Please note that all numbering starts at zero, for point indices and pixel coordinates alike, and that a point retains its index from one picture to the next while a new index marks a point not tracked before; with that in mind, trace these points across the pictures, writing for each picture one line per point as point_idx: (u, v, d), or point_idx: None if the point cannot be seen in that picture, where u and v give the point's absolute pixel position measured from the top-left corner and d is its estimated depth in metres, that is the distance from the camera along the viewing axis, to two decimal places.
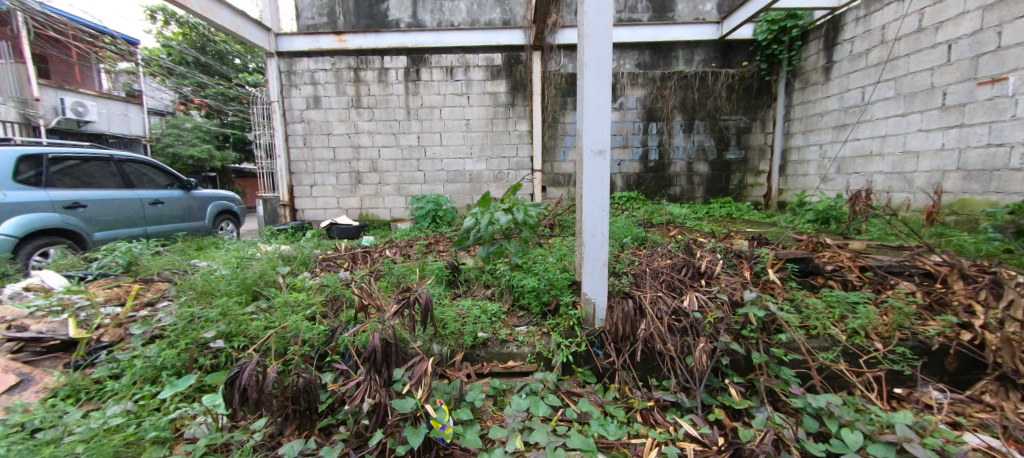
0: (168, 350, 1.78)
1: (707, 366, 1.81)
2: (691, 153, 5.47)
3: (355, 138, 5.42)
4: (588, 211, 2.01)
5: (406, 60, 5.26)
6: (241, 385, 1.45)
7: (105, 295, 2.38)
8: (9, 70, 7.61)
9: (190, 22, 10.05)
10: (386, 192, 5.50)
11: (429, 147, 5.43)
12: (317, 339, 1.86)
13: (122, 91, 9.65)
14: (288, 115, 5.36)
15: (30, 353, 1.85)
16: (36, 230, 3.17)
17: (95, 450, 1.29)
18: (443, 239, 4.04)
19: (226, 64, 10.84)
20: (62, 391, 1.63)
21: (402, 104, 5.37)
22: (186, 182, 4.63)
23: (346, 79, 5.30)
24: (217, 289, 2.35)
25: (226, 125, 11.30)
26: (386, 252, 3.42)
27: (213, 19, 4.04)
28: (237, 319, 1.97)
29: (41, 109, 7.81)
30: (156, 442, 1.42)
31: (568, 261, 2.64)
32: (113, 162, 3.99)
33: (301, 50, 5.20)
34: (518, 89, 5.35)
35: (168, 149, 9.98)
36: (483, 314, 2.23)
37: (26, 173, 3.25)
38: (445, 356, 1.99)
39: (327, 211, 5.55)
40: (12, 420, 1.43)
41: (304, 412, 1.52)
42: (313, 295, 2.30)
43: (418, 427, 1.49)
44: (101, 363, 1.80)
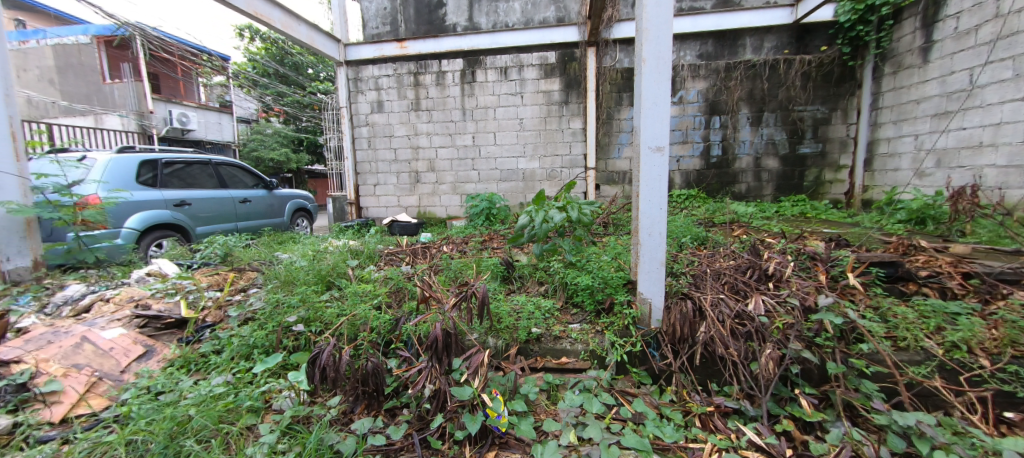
0: (259, 331, 2.02)
1: (775, 374, 1.71)
2: (759, 147, 5.11)
3: (414, 139, 5.69)
4: (645, 209, 1.97)
5: (463, 62, 5.44)
6: (321, 364, 1.61)
7: (208, 281, 2.73)
8: (130, 87, 8.84)
9: (272, 38, 11.15)
10: (443, 191, 5.73)
11: (483, 147, 5.57)
12: (383, 328, 2.00)
13: (217, 102, 10.89)
14: (355, 119, 5.76)
15: (152, 329, 2.15)
16: (153, 225, 3.69)
17: (205, 413, 1.49)
18: (498, 236, 4.14)
19: (301, 75, 11.91)
20: (178, 362, 1.90)
21: (458, 106, 5.55)
22: (269, 183, 5.15)
23: (406, 83, 5.58)
24: (297, 279, 2.61)
25: (301, 130, 12.39)
26: (444, 248, 3.60)
27: (291, 34, 4.48)
28: (315, 306, 2.18)
29: (154, 120, 9.02)
30: (252, 410, 1.62)
31: (623, 260, 2.61)
32: (211, 166, 4.54)
33: (367, 58, 5.55)
34: (572, 86, 5.32)
35: (253, 153, 11.13)
36: (537, 310, 2.26)
37: (146, 176, 3.80)
38: (500, 349, 2.06)
39: (389, 209, 5.88)
40: (141, 383, 1.71)
41: (373, 394, 1.65)
42: (379, 286, 2.48)
43: (476, 414, 1.56)
44: (205, 340, 2.08)
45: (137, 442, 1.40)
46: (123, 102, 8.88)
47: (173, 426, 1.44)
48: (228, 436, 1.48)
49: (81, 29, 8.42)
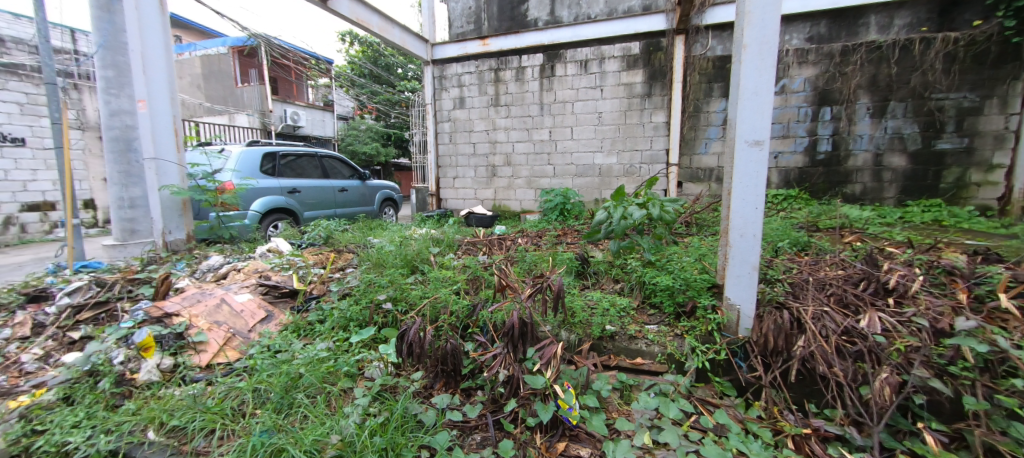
0: (355, 306, 2.24)
1: (891, 402, 1.49)
2: (881, 141, 4.42)
3: (493, 134, 5.84)
4: (737, 209, 1.81)
5: (543, 57, 5.46)
6: (408, 340, 1.75)
7: (314, 259, 3.10)
8: (257, 90, 10.18)
9: (368, 41, 12.16)
10: (518, 185, 5.82)
11: (560, 142, 5.55)
12: (462, 312, 2.10)
13: (322, 102, 12.23)
14: (439, 115, 6.08)
15: (272, 296, 2.51)
16: (271, 209, 4.27)
17: (313, 372, 1.70)
18: (572, 231, 4.12)
19: (392, 74, 12.84)
20: (291, 327, 2.20)
21: (536, 101, 5.58)
22: (363, 174, 5.68)
23: (487, 79, 5.75)
24: (387, 262, 2.84)
25: (390, 126, 13.38)
26: (518, 240, 3.68)
27: (386, 37, 4.92)
28: (401, 287, 2.37)
29: (273, 118, 10.34)
30: (348, 374, 1.80)
31: (708, 262, 2.44)
32: (317, 158, 5.12)
33: (451, 56, 5.81)
34: (656, 78, 5.07)
35: (349, 147, 12.29)
36: (612, 307, 2.21)
37: (267, 166, 4.39)
38: (574, 343, 2.06)
39: (466, 201, 6.12)
40: (264, 342, 2.00)
41: (451, 373, 1.75)
42: (458, 273, 2.62)
43: (547, 404, 1.58)
44: (311, 310, 2.36)
45: (260, 390, 1.65)
46: (250, 103, 10.26)
47: (287, 381, 1.66)
48: (329, 395, 1.66)
49: (221, 41, 10.26)
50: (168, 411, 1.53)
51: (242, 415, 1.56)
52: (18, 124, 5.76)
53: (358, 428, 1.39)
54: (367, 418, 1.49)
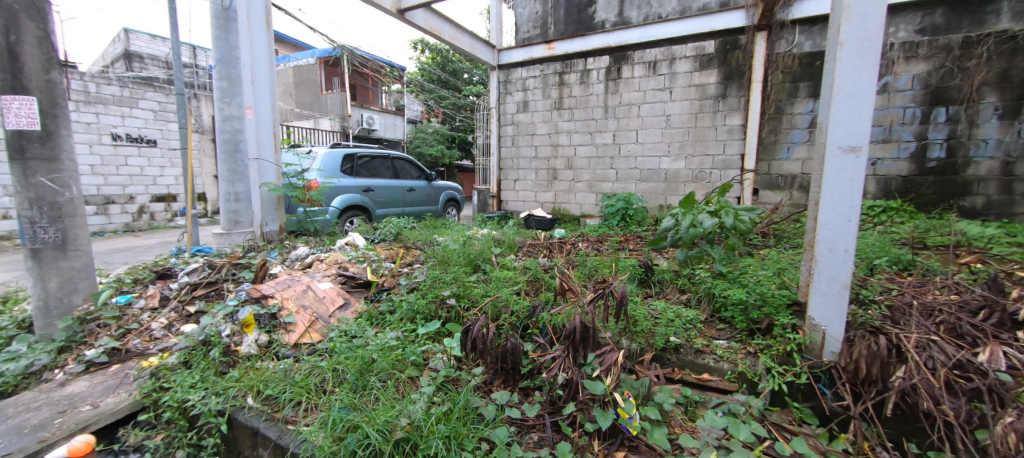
0: (422, 300, 2.37)
1: (1017, 452, 1.29)
2: (1012, 147, 3.78)
3: (555, 137, 5.85)
4: (826, 221, 1.66)
5: (609, 59, 5.38)
6: (472, 335, 1.80)
7: (386, 254, 3.32)
8: (338, 97, 11.07)
9: (438, 48, 12.74)
10: (579, 189, 5.76)
11: (624, 145, 5.41)
12: (522, 313, 2.13)
13: (394, 106, 13.03)
14: (502, 119, 6.22)
15: (349, 286, 2.73)
16: (349, 206, 4.64)
17: (384, 358, 1.82)
18: (635, 238, 4.00)
19: (459, 79, 13.32)
20: (365, 315, 2.38)
21: (600, 104, 5.50)
22: (429, 175, 5.98)
23: (551, 83, 5.78)
24: (451, 259, 2.96)
25: (456, 129, 13.89)
26: (579, 244, 3.65)
27: (456, 44, 5.21)
28: (464, 285, 2.47)
29: (351, 121, 11.20)
30: (414, 363, 1.90)
31: (789, 277, 2.26)
32: (389, 159, 5.48)
33: (517, 61, 5.92)
34: (732, 78, 4.77)
35: (417, 150, 12.97)
36: (677, 318, 2.12)
37: (346, 166, 4.78)
38: (635, 352, 2.00)
39: (526, 203, 6.18)
40: (342, 328, 2.18)
41: (510, 370, 1.79)
42: (519, 274, 2.66)
43: (607, 411, 1.56)
44: (383, 300, 2.53)
45: (338, 370, 1.80)
46: (332, 108, 11.25)
47: (362, 364, 1.79)
48: (398, 381, 1.77)
49: (310, 53, 11.40)
50: (264, 381, 1.74)
51: (323, 391, 1.72)
52: (153, 129, 6.81)
53: (425, 414, 1.47)
54: (433, 406, 1.55)
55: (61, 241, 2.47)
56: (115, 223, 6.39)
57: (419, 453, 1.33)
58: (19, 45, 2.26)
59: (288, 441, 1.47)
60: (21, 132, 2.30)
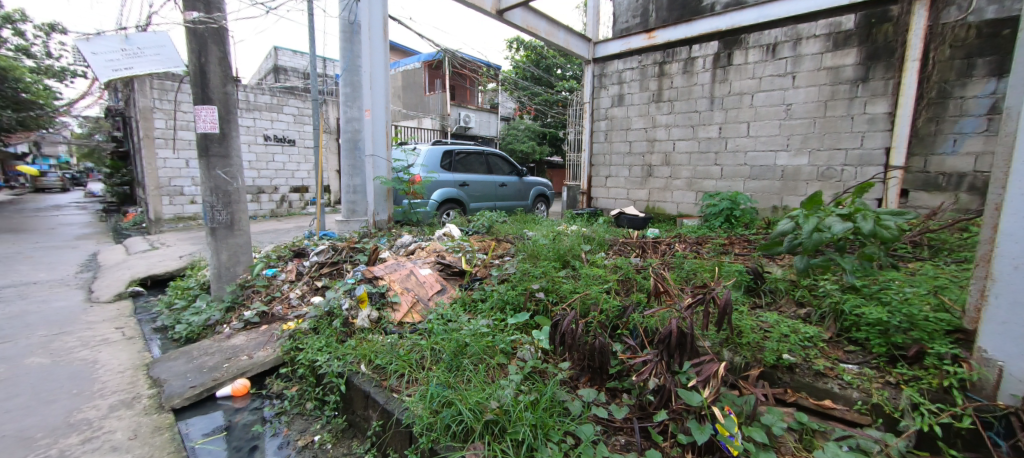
0: (512, 291, 2.43)
1: None
2: None
3: (652, 132, 5.54)
4: (1012, 231, 1.32)
5: (718, 45, 4.93)
6: (561, 330, 1.82)
7: (479, 246, 3.49)
8: (439, 97, 11.86)
9: (533, 45, 12.89)
10: (676, 186, 5.38)
11: (732, 140, 4.91)
12: (612, 312, 2.07)
13: (489, 105, 13.54)
14: (596, 113, 6.07)
15: (446, 273, 2.93)
16: (446, 199, 4.97)
17: (477, 343, 1.91)
18: (741, 241, 3.62)
19: (552, 75, 13.33)
20: (460, 301, 2.53)
21: (706, 94, 5.06)
22: (521, 171, 6.14)
23: (650, 74, 5.48)
24: (541, 254, 3.00)
25: (547, 125, 13.96)
26: (676, 245, 3.42)
27: (552, 40, 5.25)
28: (553, 280, 2.48)
29: (450, 120, 11.90)
30: (503, 351, 1.95)
31: (951, 297, 1.84)
32: (484, 155, 5.70)
33: (613, 53, 5.73)
34: (877, 57, 4.03)
35: (509, 146, 13.34)
36: (793, 334, 1.87)
37: (445, 162, 5.11)
38: (740, 366, 1.79)
39: (617, 201, 5.97)
40: (439, 311, 2.34)
41: (597, 369, 1.72)
42: (609, 273, 2.60)
43: (703, 425, 1.43)
44: (476, 289, 2.67)
45: (436, 350, 1.95)
46: (434, 108, 12.10)
47: (456, 346, 1.91)
48: (489, 366, 1.84)
49: (418, 58, 12.45)
50: (374, 352, 1.96)
51: (421, 367, 1.88)
52: (293, 130, 8.02)
53: (514, 400, 1.50)
54: (521, 394, 1.58)
55: (229, 222, 3.06)
56: (264, 209, 7.71)
57: (507, 436, 1.38)
58: (207, 65, 2.85)
59: (392, 407, 1.62)
60: (207, 134, 2.91)
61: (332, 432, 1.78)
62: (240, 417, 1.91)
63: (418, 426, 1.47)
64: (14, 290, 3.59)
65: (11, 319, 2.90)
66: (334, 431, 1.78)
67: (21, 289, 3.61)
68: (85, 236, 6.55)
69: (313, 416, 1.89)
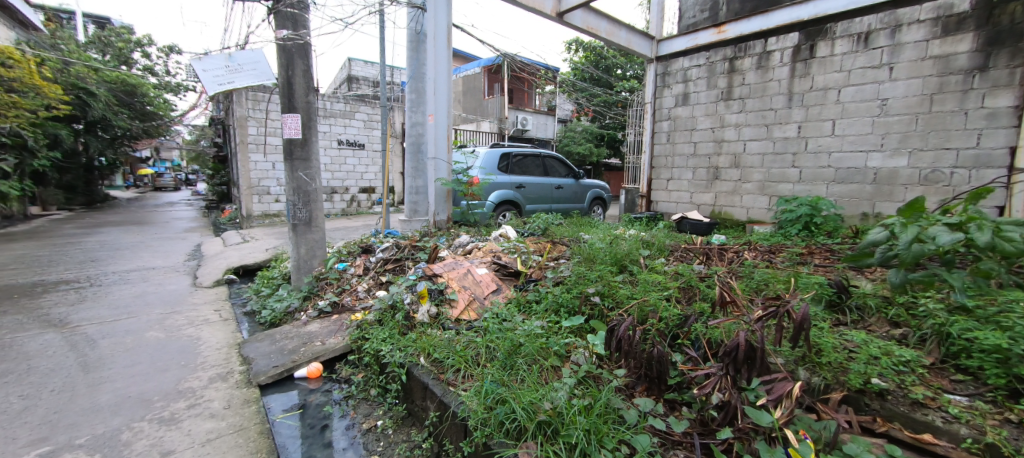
0: (567, 294, 2.41)
1: None
2: None
3: (720, 132, 5.21)
4: None
5: (799, 37, 4.54)
6: (617, 335, 1.72)
7: (535, 247, 3.51)
8: (498, 101, 12.11)
9: (592, 46, 12.71)
10: (746, 190, 5.01)
11: (813, 140, 4.48)
12: (671, 321, 1.97)
13: (547, 107, 13.57)
14: (658, 114, 5.84)
15: (501, 273, 2.98)
16: (503, 201, 5.06)
17: (531, 343, 1.92)
18: (822, 251, 3.30)
19: (612, 75, 13.04)
20: (515, 301, 2.56)
21: (783, 90, 4.68)
22: (578, 174, 6.09)
23: (720, 71, 5.16)
24: (598, 257, 2.95)
25: (606, 126, 13.68)
26: (744, 253, 3.20)
27: (612, 40, 5.15)
28: (609, 285, 2.43)
29: (508, 123, 12.08)
30: (557, 354, 1.94)
31: None
32: (541, 158, 5.73)
33: (678, 50, 5.49)
34: (999, 42, 3.48)
35: (566, 148, 13.26)
36: (884, 356, 1.66)
37: (502, 165, 5.20)
38: (818, 387, 1.62)
39: (679, 205, 5.68)
40: (494, 310, 2.39)
41: (655, 379, 1.64)
42: (670, 280, 2.49)
43: (774, 447, 1.33)
44: (530, 290, 2.70)
45: (491, 348, 1.99)
46: (492, 111, 12.36)
47: (511, 346, 1.93)
48: (543, 367, 1.84)
49: (478, 63, 12.80)
50: (433, 346, 2.05)
51: (476, 364, 1.92)
52: (363, 135, 8.59)
53: (567, 403, 1.49)
54: (574, 397, 1.57)
55: (308, 219, 3.36)
56: (336, 208, 8.35)
57: (560, 438, 1.37)
58: (293, 78, 3.15)
59: (449, 400, 1.68)
60: (292, 139, 3.21)
61: (393, 419, 1.89)
62: (313, 397, 2.08)
63: (473, 420, 1.51)
64: (138, 273, 4.22)
65: (136, 298, 3.41)
66: (395, 418, 1.89)
67: (143, 273, 4.24)
68: (192, 229, 7.52)
69: (376, 402, 2.02)
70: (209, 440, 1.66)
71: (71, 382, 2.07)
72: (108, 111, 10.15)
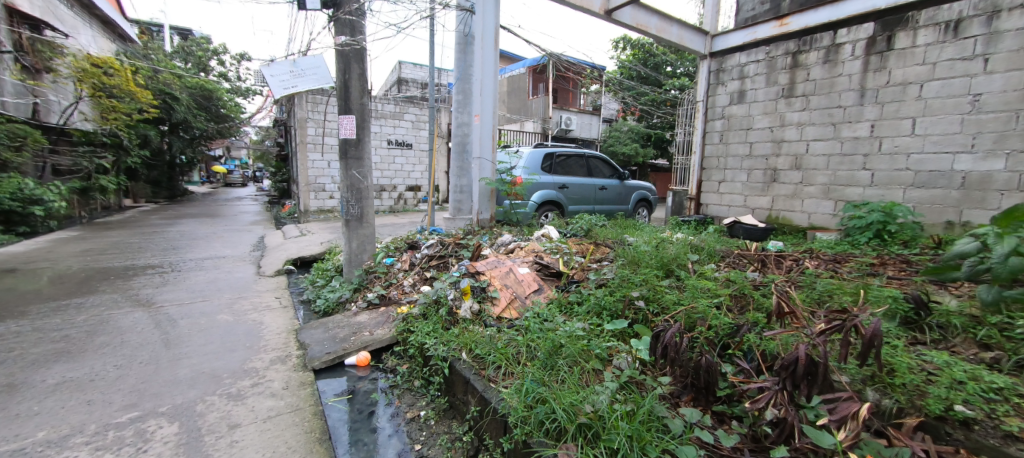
0: (610, 297, 2.36)
1: None
2: None
3: (779, 132, 4.88)
4: None
5: (874, 27, 4.16)
6: (662, 342, 1.65)
7: (577, 248, 3.47)
8: (542, 101, 12.09)
9: (641, 43, 12.35)
10: (808, 194, 4.67)
11: (889, 139, 4.09)
12: (722, 330, 1.87)
13: (592, 107, 13.37)
14: (711, 112, 5.58)
15: (543, 273, 2.97)
16: (545, 201, 5.04)
17: (572, 345, 1.89)
18: (896, 262, 3.00)
19: (661, 73, 12.61)
20: (557, 301, 2.54)
21: (854, 86, 4.31)
22: (623, 174, 5.95)
23: (781, 66, 4.84)
24: (643, 261, 2.86)
25: (653, 126, 13.25)
26: (805, 261, 2.98)
27: (663, 37, 4.99)
28: (655, 289, 2.36)
29: (552, 123, 12.03)
30: (599, 357, 1.91)
31: None
32: (585, 158, 5.65)
33: (734, 46, 5.22)
34: None
35: (611, 148, 12.99)
36: (971, 381, 1.49)
37: (546, 165, 5.19)
38: (891, 409, 1.47)
39: (732, 209, 5.40)
40: (536, 310, 2.38)
41: (703, 389, 1.56)
42: (721, 287, 2.37)
43: None
44: (572, 291, 2.67)
45: (532, 347, 1.99)
46: (536, 111, 12.36)
47: (552, 346, 1.91)
48: (583, 370, 1.81)
49: (523, 63, 12.85)
50: (475, 342, 2.09)
51: (517, 362, 1.93)
52: (411, 135, 8.88)
53: (609, 407, 1.46)
54: (616, 402, 1.53)
55: (360, 215, 3.53)
56: (385, 205, 8.71)
57: (601, 442, 1.35)
58: (349, 81, 3.32)
59: (490, 396, 1.70)
60: (346, 139, 3.38)
61: (436, 410, 1.94)
62: (362, 384, 2.19)
63: (513, 417, 1.52)
64: (210, 261, 4.63)
65: (208, 284, 3.74)
66: (438, 409, 1.94)
67: (215, 261, 4.65)
68: (257, 222, 8.14)
69: (419, 392, 2.10)
70: (270, 417, 1.79)
71: (155, 356, 2.31)
72: (189, 114, 11.22)
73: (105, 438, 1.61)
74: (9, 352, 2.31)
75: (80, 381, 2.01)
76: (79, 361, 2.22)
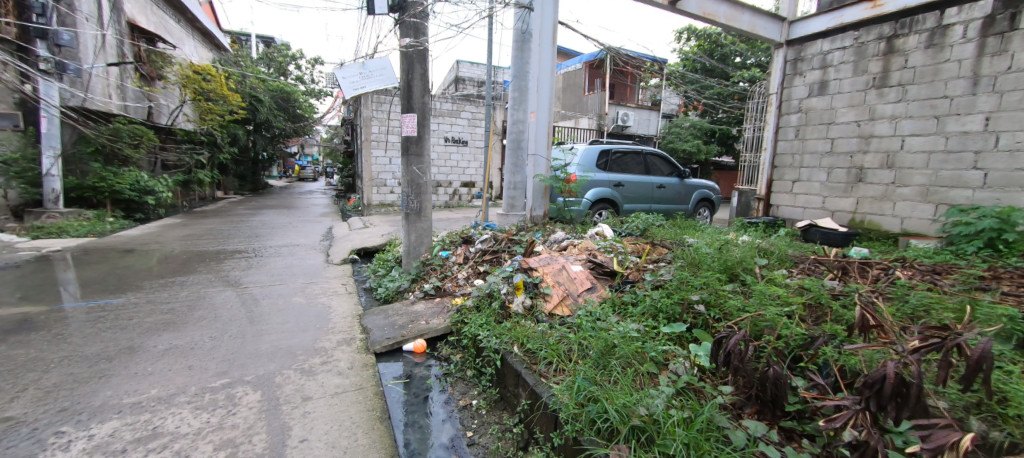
0: (667, 299, 2.27)
1: None
2: None
3: (868, 126, 4.39)
4: None
5: (993, 4, 3.61)
6: (725, 348, 1.54)
7: (633, 248, 3.37)
8: (598, 98, 11.86)
9: (707, 33, 11.66)
10: (902, 196, 4.16)
11: (1008, 134, 3.53)
12: (794, 340, 1.72)
13: (651, 102, 12.86)
14: (785, 106, 5.14)
15: (597, 272, 2.91)
16: (600, 198, 4.94)
17: (626, 346, 1.84)
18: (1013, 276, 2.59)
19: (729, 65, 11.82)
20: (610, 301, 2.49)
21: (965, 73, 3.76)
22: (683, 172, 5.68)
23: (871, 53, 4.35)
24: (704, 263, 2.72)
25: (717, 121, 12.46)
26: (894, 271, 2.67)
27: (733, 25, 4.68)
28: (717, 293, 2.23)
29: (608, 119, 11.75)
30: (654, 360, 1.84)
31: None
32: (642, 155, 5.45)
33: (816, 32, 4.77)
34: None
35: (670, 145, 12.41)
36: None
37: (601, 162, 5.08)
38: (1001, 443, 1.26)
39: (808, 211, 4.95)
40: (588, 308, 2.34)
41: (769, 402, 1.44)
42: (792, 294, 2.19)
43: None
44: (626, 291, 2.61)
45: (585, 345, 1.97)
46: (592, 108, 12.15)
47: (604, 346, 1.87)
48: (638, 372, 1.76)
49: (579, 59, 12.68)
50: (526, 337, 2.11)
51: (569, 359, 1.92)
52: (467, 132, 9.09)
53: (665, 412, 1.41)
54: (672, 408, 1.47)
55: (419, 209, 3.68)
56: (440, 200, 9.01)
57: (655, 446, 1.31)
58: (412, 81, 3.47)
59: (541, 390, 1.71)
60: (408, 137, 3.55)
61: (487, 401, 1.99)
62: (418, 370, 2.30)
63: (564, 414, 1.51)
64: (286, 249, 5.08)
65: (285, 269, 4.11)
66: (489, 400, 1.99)
67: (291, 248, 5.09)
68: (326, 214, 8.80)
69: (472, 382, 2.16)
70: (337, 393, 1.94)
71: (242, 331, 2.58)
72: (270, 114, 12.35)
73: (203, 399, 1.83)
74: (129, 319, 2.70)
75: (183, 348, 2.31)
76: (182, 331, 2.54)
